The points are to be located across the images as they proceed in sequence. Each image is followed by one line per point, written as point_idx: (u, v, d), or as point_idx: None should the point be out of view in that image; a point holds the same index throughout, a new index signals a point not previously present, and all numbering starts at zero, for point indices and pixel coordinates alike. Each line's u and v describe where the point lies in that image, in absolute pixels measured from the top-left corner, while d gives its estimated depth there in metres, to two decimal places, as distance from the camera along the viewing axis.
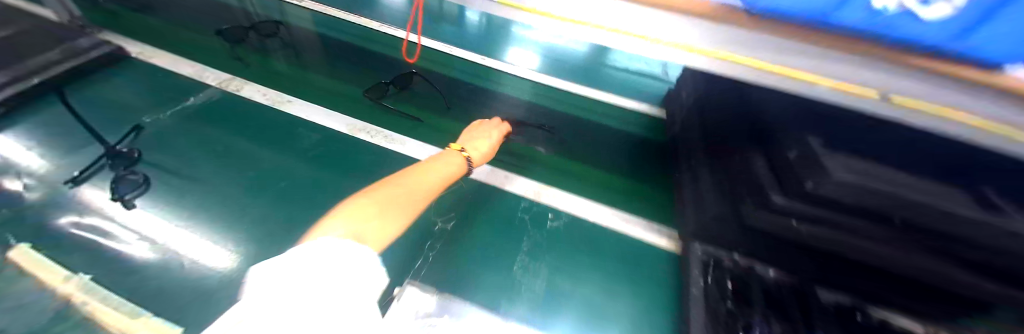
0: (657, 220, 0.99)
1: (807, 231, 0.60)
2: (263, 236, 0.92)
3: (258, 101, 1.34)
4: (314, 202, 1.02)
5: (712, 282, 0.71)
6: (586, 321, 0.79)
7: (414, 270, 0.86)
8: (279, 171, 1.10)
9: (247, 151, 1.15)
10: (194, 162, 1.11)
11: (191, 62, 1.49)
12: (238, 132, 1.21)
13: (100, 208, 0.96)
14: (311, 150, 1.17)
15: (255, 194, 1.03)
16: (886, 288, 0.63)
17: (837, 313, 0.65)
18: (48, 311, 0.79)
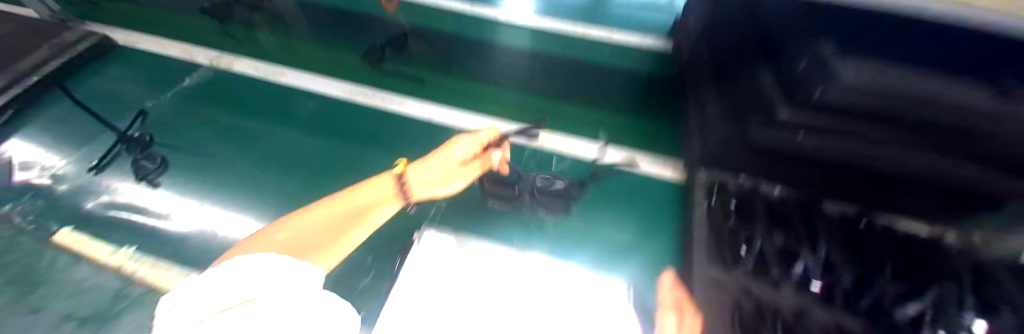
0: (659, 152, 1.00)
1: (813, 144, 0.59)
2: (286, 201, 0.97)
3: (253, 74, 1.32)
4: (330, 162, 1.05)
5: (716, 202, 0.73)
6: (595, 249, 0.84)
7: (430, 215, 0.91)
8: (283, 143, 1.11)
9: (250, 127, 1.16)
10: (204, 140, 1.13)
11: (179, 44, 1.44)
12: (241, 106, 1.23)
13: (129, 189, 1.01)
14: (315, 118, 1.18)
15: (263, 164, 1.05)
16: (892, 194, 0.63)
17: (839, 224, 0.67)
18: (107, 293, 0.84)
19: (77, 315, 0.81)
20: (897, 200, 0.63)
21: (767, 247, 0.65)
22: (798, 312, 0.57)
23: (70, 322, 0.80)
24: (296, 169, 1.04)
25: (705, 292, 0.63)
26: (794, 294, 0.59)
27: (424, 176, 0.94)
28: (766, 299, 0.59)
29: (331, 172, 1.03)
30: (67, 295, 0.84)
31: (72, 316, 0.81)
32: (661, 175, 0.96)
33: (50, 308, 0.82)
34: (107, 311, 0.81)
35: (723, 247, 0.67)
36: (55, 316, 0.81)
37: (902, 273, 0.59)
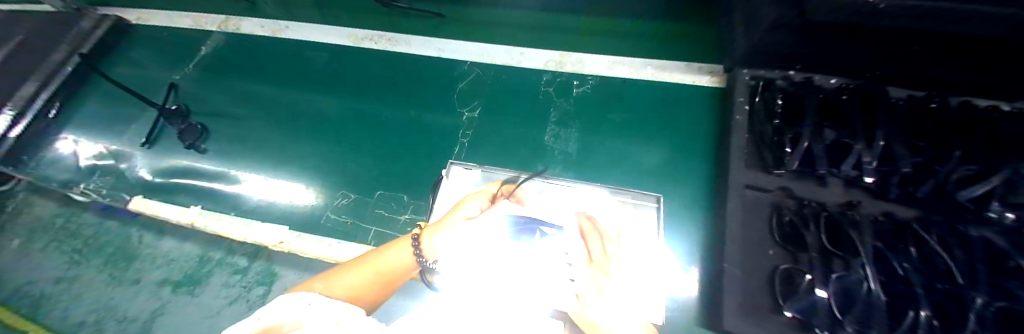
0: (698, 59, 0.87)
1: (890, 8, 0.50)
2: (309, 156, 0.93)
3: (261, 34, 1.16)
4: (351, 114, 0.98)
5: (760, 101, 0.67)
6: (636, 175, 0.77)
7: (455, 154, 0.86)
8: (293, 104, 1.03)
9: (262, 94, 1.06)
10: (237, 105, 1.05)
11: (184, 13, 1.25)
12: (248, 66, 1.12)
13: (183, 155, 0.98)
14: (324, 71, 1.07)
15: (283, 124, 0.99)
16: (964, 68, 0.58)
17: (911, 105, 0.61)
18: (189, 257, 0.86)
19: (171, 279, 0.83)
20: (963, 76, 0.60)
21: (815, 145, 0.60)
22: (844, 205, 0.58)
23: (166, 288, 0.82)
24: (317, 129, 0.97)
25: (741, 209, 0.61)
26: (842, 189, 0.60)
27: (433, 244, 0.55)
28: (809, 197, 0.60)
29: (356, 123, 0.96)
30: (159, 264, 0.85)
31: (168, 281, 0.83)
32: (697, 83, 0.85)
33: (147, 277, 0.84)
34: (197, 275, 0.83)
35: (764, 150, 0.64)
36: (153, 284, 0.83)
37: (971, 154, 0.56)
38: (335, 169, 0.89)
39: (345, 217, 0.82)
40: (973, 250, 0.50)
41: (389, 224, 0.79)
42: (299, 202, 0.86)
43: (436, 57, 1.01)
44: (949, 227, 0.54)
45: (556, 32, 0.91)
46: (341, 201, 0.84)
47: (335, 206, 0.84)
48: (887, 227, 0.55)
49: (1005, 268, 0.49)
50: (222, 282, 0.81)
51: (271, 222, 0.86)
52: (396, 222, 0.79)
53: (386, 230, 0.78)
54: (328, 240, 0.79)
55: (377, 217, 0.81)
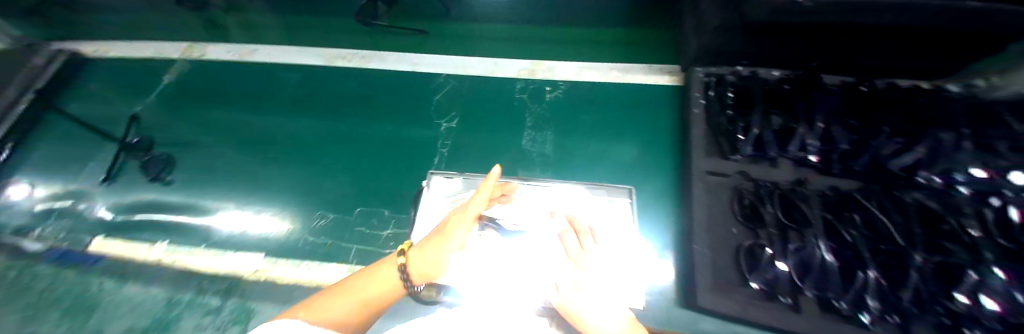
0: (658, 61, 0.94)
1: (814, 6, 0.59)
2: (284, 178, 0.89)
3: (227, 58, 1.13)
4: (326, 133, 0.96)
5: (714, 94, 0.73)
6: (613, 171, 0.79)
7: (435, 163, 0.85)
8: (266, 126, 1.00)
9: (231, 120, 1.02)
10: (206, 132, 1.01)
11: (147, 42, 1.20)
12: (215, 92, 1.08)
13: (144, 189, 0.91)
14: (298, 93, 1.05)
15: (253, 148, 0.96)
16: (878, 55, 0.67)
17: (844, 90, 0.68)
18: (156, 300, 0.74)
19: (137, 327, 0.71)
20: (882, 61, 0.68)
21: (764, 131, 0.66)
22: (793, 182, 0.63)
23: None
24: (291, 151, 0.94)
25: (705, 195, 0.65)
26: (791, 167, 0.65)
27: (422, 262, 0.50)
28: (763, 178, 0.65)
29: (333, 141, 0.94)
30: (122, 312, 0.73)
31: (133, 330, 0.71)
32: (659, 82, 0.90)
33: (110, 327, 0.71)
34: (166, 319, 0.71)
35: (721, 138, 0.69)
36: None
37: (898, 129, 0.64)
38: (314, 186, 0.87)
39: (324, 238, 0.78)
40: (909, 212, 0.56)
41: (369, 241, 0.76)
42: (273, 230, 0.81)
43: (411, 71, 1.02)
44: (887, 195, 0.59)
45: (530, 44, 1.01)
46: (319, 222, 0.81)
47: (313, 228, 0.80)
48: (833, 198, 0.60)
49: (941, 230, 0.54)
50: (196, 324, 0.70)
51: (246, 249, 0.79)
52: (377, 239, 0.76)
53: (366, 247, 0.75)
54: (306, 263, 0.74)
55: (359, 235, 0.78)
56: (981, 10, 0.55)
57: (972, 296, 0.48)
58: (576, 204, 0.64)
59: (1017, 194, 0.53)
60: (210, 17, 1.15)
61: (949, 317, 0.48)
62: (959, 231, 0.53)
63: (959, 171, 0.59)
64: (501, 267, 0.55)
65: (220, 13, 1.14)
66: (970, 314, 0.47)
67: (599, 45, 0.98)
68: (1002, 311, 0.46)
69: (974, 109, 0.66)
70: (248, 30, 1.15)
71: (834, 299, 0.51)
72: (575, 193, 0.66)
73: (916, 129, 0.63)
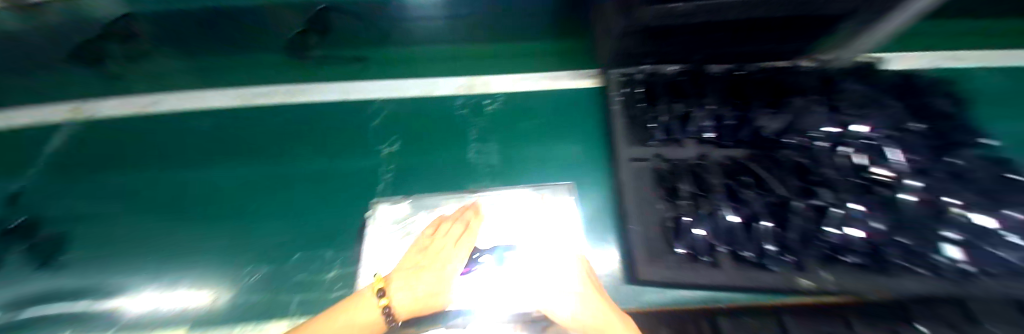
0: (583, 66, 1.03)
1: (687, 10, 0.66)
2: (198, 236, 0.75)
3: (125, 111, 0.99)
4: (247, 180, 0.84)
5: (627, 91, 0.83)
6: (555, 170, 0.83)
7: (379, 191, 0.79)
8: (175, 179, 0.86)
9: (133, 182, 0.86)
10: (104, 199, 0.82)
11: (12, 109, 0.99)
12: (106, 152, 0.92)
13: (22, 279, 0.68)
14: (212, 141, 0.93)
15: (151, 213, 0.80)
16: (744, 45, 0.82)
17: (724, 76, 0.82)
18: None
19: None
20: (749, 49, 0.83)
21: (668, 119, 0.77)
22: (697, 157, 0.74)
23: None
24: (206, 205, 0.80)
25: (632, 179, 0.74)
26: (695, 145, 0.76)
27: (405, 300, 0.54)
28: (675, 158, 0.75)
29: (256, 188, 0.82)
30: None
31: None
32: (585, 86, 0.99)
33: None
34: None
35: (637, 129, 0.79)
36: None
37: (769, 102, 0.78)
38: (238, 237, 0.74)
39: (255, 296, 0.64)
40: (784, 168, 0.69)
41: (312, 288, 0.65)
42: (191, 301, 0.64)
43: (343, 100, 0.98)
44: (769, 156, 0.72)
45: (469, 61, 1.05)
46: (250, 280, 0.67)
47: (243, 286, 0.66)
48: (729, 166, 0.72)
49: (811, 180, 0.67)
50: None
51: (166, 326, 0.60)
52: (321, 283, 0.65)
53: (313, 294, 0.64)
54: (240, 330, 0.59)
55: (301, 283, 0.66)
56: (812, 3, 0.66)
57: (841, 229, 0.61)
58: (521, 206, 0.72)
59: (853, 141, 0.70)
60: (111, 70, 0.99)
61: (829, 249, 0.60)
62: (823, 178, 0.67)
63: (815, 129, 0.73)
64: (472, 281, 0.58)
65: (123, 63, 0.98)
66: (843, 243, 0.60)
67: (530, 57, 1.06)
68: (863, 236, 0.60)
69: (823, 79, 0.82)
70: (148, 79, 1.01)
71: (742, 249, 0.62)
72: (521, 194, 0.74)
73: (778, 100, 0.78)
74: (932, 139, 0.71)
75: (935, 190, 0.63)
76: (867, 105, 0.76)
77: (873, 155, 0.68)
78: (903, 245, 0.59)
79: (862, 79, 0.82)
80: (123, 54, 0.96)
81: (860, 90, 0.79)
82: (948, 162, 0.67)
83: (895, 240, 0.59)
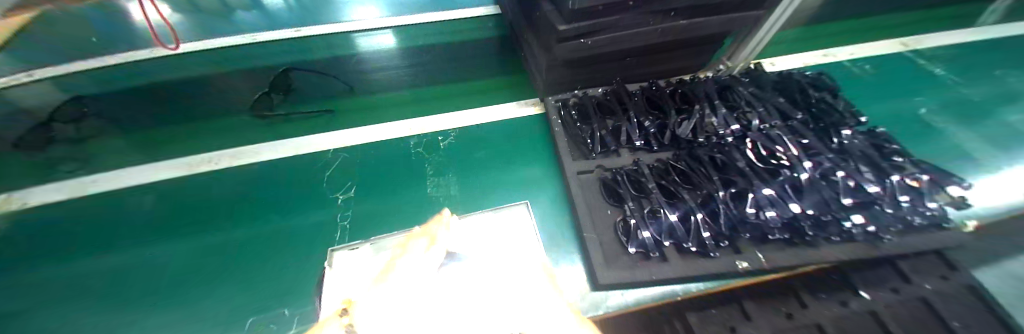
0: (526, 96, 1.13)
1: (593, 42, 0.77)
2: (145, 322, 0.71)
3: (51, 199, 0.91)
4: (201, 251, 0.81)
5: (565, 114, 0.92)
6: (512, 193, 0.87)
7: (339, 239, 0.80)
8: (119, 262, 0.80)
9: (69, 273, 0.79)
10: (37, 295, 0.76)
11: None
12: (37, 242, 0.84)
13: None
14: (156, 217, 0.88)
15: (95, 301, 0.75)
16: (652, 63, 0.96)
17: (642, 91, 0.95)
18: None
19: None
20: (656, 66, 0.97)
21: (603, 134, 0.86)
22: (633, 163, 0.82)
23: None
24: (154, 284, 0.76)
25: (579, 189, 0.79)
26: (630, 153, 0.84)
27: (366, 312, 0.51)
28: (614, 167, 0.82)
29: (209, 257, 0.80)
30: None
31: None
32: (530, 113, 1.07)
33: None
34: None
35: (578, 146, 0.87)
36: None
37: (683, 108, 0.89)
38: (193, 312, 0.71)
39: None
40: (706, 163, 0.77)
41: None
42: None
43: (295, 154, 0.98)
44: (692, 155, 0.81)
45: (420, 102, 1.12)
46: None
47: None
48: (660, 167, 0.80)
49: (728, 171, 0.76)
50: None
51: None
52: None
53: None
54: None
55: None
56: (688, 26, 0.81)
57: (758, 209, 0.69)
58: (479, 235, 0.73)
59: (754, 133, 0.82)
60: (55, 154, 0.96)
61: (757, 229, 0.68)
62: (738, 167, 0.75)
63: (723, 128, 0.84)
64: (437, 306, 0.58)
65: (74, 146, 0.98)
66: (763, 222, 0.68)
67: (478, 94, 1.15)
68: (778, 214, 0.68)
69: (720, 83, 0.96)
70: (88, 161, 0.97)
71: (686, 242, 0.67)
72: (478, 222, 0.75)
73: (688, 107, 0.89)
74: (816, 122, 0.86)
75: (831, 166, 0.74)
76: (758, 101, 0.90)
77: (767, 140, 0.79)
78: (812, 216, 0.69)
79: (752, 80, 0.98)
80: (73, 138, 0.98)
81: (753, 90, 0.93)
82: (834, 141, 0.81)
83: (806, 213, 0.69)
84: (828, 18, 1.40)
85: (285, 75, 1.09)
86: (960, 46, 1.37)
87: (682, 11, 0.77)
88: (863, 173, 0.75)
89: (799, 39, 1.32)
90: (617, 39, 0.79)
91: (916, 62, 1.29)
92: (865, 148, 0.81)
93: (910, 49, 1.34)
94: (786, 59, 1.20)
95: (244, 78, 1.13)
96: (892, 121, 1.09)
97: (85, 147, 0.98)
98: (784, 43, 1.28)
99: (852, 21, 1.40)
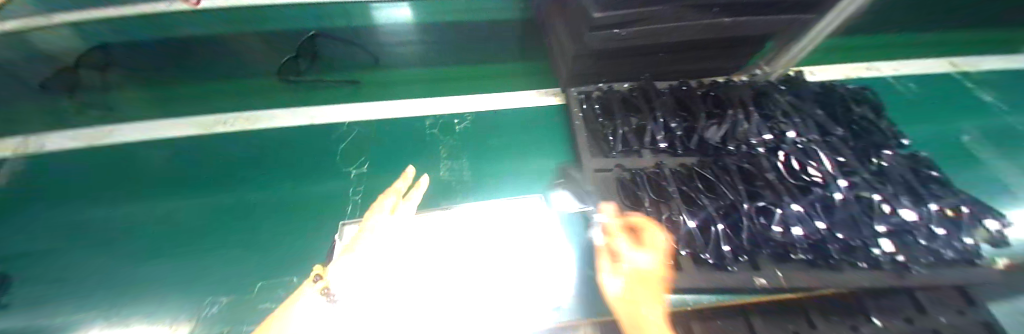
0: (547, 84, 1.09)
1: (626, 34, 0.73)
2: (153, 274, 0.72)
3: (70, 145, 0.92)
4: (211, 210, 0.81)
5: (588, 108, 0.89)
6: (526, 184, 0.85)
7: (347, 214, 0.79)
8: (130, 214, 0.81)
9: (84, 218, 0.81)
10: (51, 237, 0.77)
11: None
12: (57, 186, 0.86)
13: None
14: (170, 173, 0.88)
15: (106, 248, 0.76)
16: (686, 62, 0.91)
17: (672, 91, 0.90)
18: None
19: None
20: (689, 65, 0.92)
21: (626, 131, 0.83)
22: (654, 166, 0.79)
23: None
24: (162, 239, 0.77)
25: (596, 187, 0.77)
26: (652, 155, 0.81)
27: None
28: (634, 167, 0.79)
29: (218, 218, 0.80)
30: None
31: None
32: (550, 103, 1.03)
33: None
34: None
35: (598, 142, 0.83)
36: None
37: (713, 113, 0.85)
38: (200, 272, 0.72)
39: (217, 327, 0.63)
40: (733, 173, 0.74)
41: None
42: None
43: (309, 122, 0.97)
44: (719, 163, 0.77)
45: (437, 81, 1.09)
46: (208, 310, 0.65)
47: (202, 318, 0.64)
48: (683, 173, 0.77)
49: (756, 183, 0.73)
50: None
51: None
52: None
53: None
54: None
55: (264, 313, 0.65)
56: (731, 24, 0.75)
57: (785, 227, 0.66)
58: (472, 220, 0.73)
59: (788, 146, 0.77)
60: (83, 99, 0.99)
61: (780, 247, 0.65)
62: (766, 181, 0.72)
63: (754, 137, 0.80)
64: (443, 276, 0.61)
65: (100, 94, 1.01)
66: (787, 240, 0.65)
67: (498, 78, 1.11)
68: (804, 233, 0.65)
69: (754, 89, 0.90)
70: (110, 110, 0.99)
71: (703, 251, 0.65)
72: (474, 208, 0.77)
73: (720, 112, 0.85)
74: (856, 141, 0.81)
75: (866, 189, 0.71)
76: (795, 112, 0.85)
77: (802, 155, 0.75)
78: (840, 239, 0.66)
79: (790, 88, 0.92)
80: (100, 85, 1.01)
81: (791, 100, 0.88)
82: (873, 163, 0.76)
83: (834, 236, 0.66)
84: (875, 29, 1.31)
85: (311, 42, 1.07)
86: (1018, 71, 1.26)
87: (727, 7, 0.72)
88: (900, 198, 0.71)
89: (842, 50, 1.24)
90: (653, 32, 0.74)
91: (964, 85, 1.21)
92: (906, 173, 0.76)
93: (959, 70, 1.25)
94: (825, 70, 1.14)
95: None
96: (930, 146, 1.03)
97: (110, 94, 1.02)
98: (825, 52, 1.21)
99: (900, 35, 1.31)
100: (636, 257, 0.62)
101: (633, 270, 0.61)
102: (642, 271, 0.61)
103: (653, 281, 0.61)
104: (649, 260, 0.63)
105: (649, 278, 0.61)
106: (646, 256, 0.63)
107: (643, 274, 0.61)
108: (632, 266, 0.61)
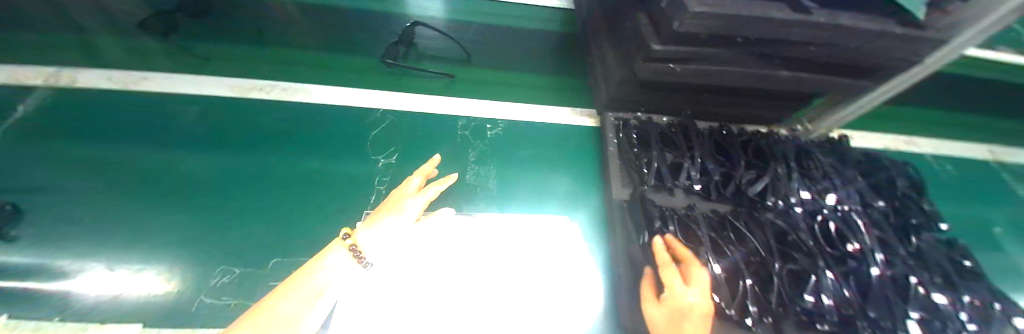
0: (582, 104, 1.08)
1: (680, 69, 0.72)
2: (163, 229, 0.71)
3: (103, 86, 0.92)
4: (232, 174, 0.81)
5: (623, 136, 0.87)
6: (552, 201, 0.84)
7: (370, 204, 0.78)
8: (149, 166, 0.80)
9: (103, 161, 0.80)
10: (67, 174, 0.77)
11: None
12: (82, 125, 0.86)
13: None
14: (195, 131, 0.87)
15: (120, 196, 0.75)
16: (733, 105, 0.89)
17: (711, 132, 0.89)
18: None
19: None
20: (735, 109, 0.91)
21: (661, 165, 0.81)
22: (686, 207, 0.77)
23: None
24: (177, 196, 0.76)
25: (625, 219, 0.74)
26: (684, 195, 0.80)
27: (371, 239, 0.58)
28: (664, 204, 0.78)
29: (238, 185, 0.79)
30: None
31: None
32: (584, 125, 1.02)
33: None
34: None
35: (631, 171, 0.82)
36: None
37: (750, 164, 0.83)
38: (210, 235, 0.70)
39: (227, 298, 0.62)
40: (766, 228, 0.72)
41: None
42: (154, 297, 0.61)
43: (343, 104, 0.96)
44: (753, 216, 0.75)
45: (471, 81, 1.08)
46: (219, 280, 0.64)
47: (211, 286, 0.63)
48: (715, 219, 0.75)
49: (789, 241, 0.70)
50: None
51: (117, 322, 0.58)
52: None
53: None
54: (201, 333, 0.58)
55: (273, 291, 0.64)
56: (787, 77, 0.75)
57: (817, 296, 0.63)
58: (494, 235, 0.69)
59: (829, 211, 0.75)
60: (135, 40, 1.01)
61: (806, 315, 0.63)
62: (801, 242, 0.70)
63: (793, 195, 0.78)
64: (471, 297, 0.60)
65: (140, 39, 1.01)
66: (817, 309, 0.62)
67: (532, 90, 1.10)
68: (833, 304, 0.63)
69: (795, 146, 0.89)
70: (146, 54, 0.99)
71: (725, 304, 0.63)
72: (499, 221, 0.72)
73: (759, 163, 0.83)
74: (895, 217, 0.79)
75: (904, 269, 0.68)
76: (836, 176, 0.83)
77: (839, 221, 0.74)
78: (871, 317, 0.63)
79: (831, 152, 0.91)
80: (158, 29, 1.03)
81: (833, 163, 0.87)
82: (913, 244, 0.75)
83: (865, 313, 0.63)
84: (919, 104, 1.27)
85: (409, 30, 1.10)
86: None
87: (786, 60, 0.71)
88: (931, 283, 0.69)
89: (882, 118, 1.22)
90: (705, 72, 0.74)
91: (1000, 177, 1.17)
92: (942, 261, 0.73)
93: (997, 160, 1.22)
94: (863, 137, 1.12)
95: (307, 15, 1.12)
96: (960, 232, 1.00)
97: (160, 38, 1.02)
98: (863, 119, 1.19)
99: (943, 114, 1.28)
100: (688, 293, 0.58)
101: (686, 304, 0.56)
102: (694, 305, 0.56)
103: (701, 315, 0.57)
104: (699, 293, 0.59)
105: (702, 312, 0.57)
106: (696, 290, 0.59)
107: (696, 309, 0.56)
108: (684, 301, 0.56)
